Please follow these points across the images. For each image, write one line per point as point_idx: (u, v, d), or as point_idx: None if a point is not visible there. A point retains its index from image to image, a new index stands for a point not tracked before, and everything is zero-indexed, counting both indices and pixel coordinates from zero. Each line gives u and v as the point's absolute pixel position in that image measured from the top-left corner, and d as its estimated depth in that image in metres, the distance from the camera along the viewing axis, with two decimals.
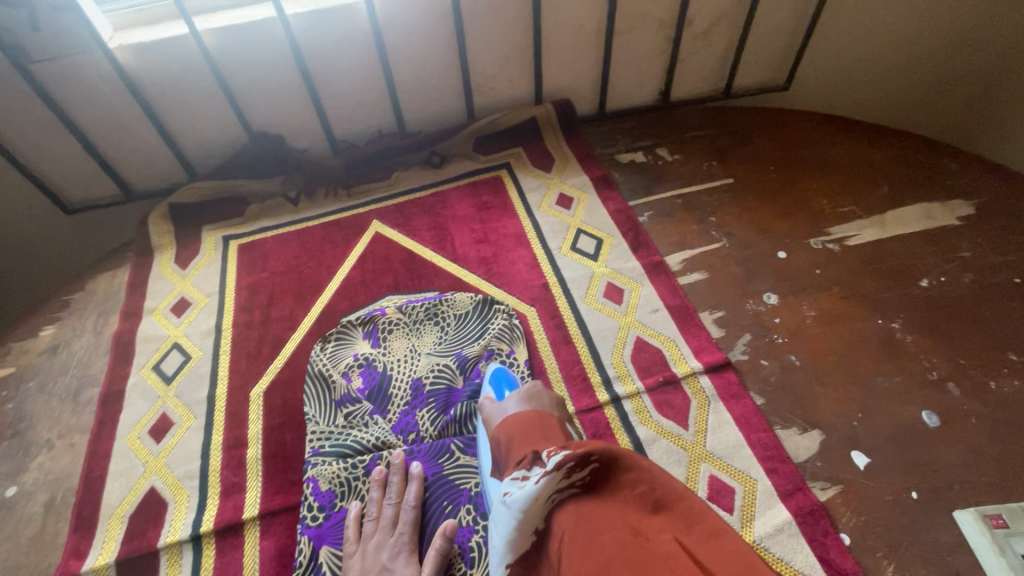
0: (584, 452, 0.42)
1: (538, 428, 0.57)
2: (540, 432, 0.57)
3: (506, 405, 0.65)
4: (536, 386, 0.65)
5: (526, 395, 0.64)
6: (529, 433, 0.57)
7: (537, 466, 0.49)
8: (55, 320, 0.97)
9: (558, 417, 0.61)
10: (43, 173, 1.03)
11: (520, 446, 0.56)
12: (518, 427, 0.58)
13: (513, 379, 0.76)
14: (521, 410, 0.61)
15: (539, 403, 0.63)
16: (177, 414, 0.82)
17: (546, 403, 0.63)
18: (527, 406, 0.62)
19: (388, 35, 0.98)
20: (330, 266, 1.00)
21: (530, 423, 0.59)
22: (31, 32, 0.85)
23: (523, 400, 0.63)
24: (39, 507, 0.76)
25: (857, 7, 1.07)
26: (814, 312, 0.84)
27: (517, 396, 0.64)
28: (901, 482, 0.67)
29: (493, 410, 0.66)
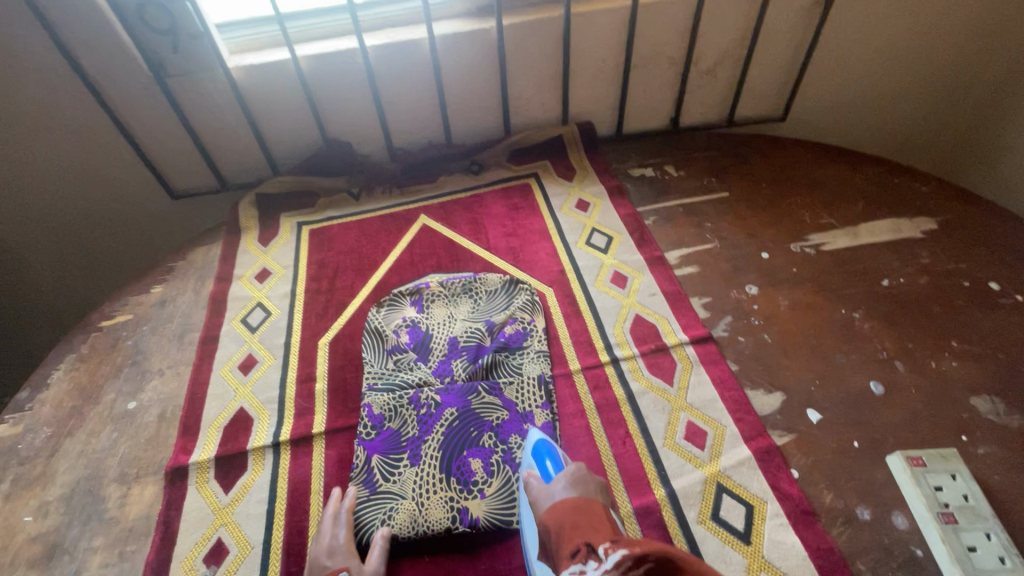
0: (641, 552, 0.53)
1: (586, 515, 0.66)
2: (587, 520, 0.66)
3: (551, 489, 0.71)
4: (579, 470, 0.73)
5: (573, 480, 0.71)
6: (580, 522, 0.65)
7: (592, 560, 0.58)
8: (163, 280, 1.19)
9: (603, 503, 0.70)
10: (161, 165, 1.28)
11: (572, 536, 0.64)
12: (570, 516, 0.66)
13: (556, 452, 0.79)
14: (568, 496, 0.69)
15: (584, 488, 0.70)
16: (261, 355, 1.03)
17: (591, 488, 0.71)
18: (572, 491, 0.70)
19: (444, 63, 1.20)
20: (385, 249, 1.20)
21: (578, 509, 0.67)
22: (172, 52, 1.10)
23: (569, 485, 0.71)
24: (154, 417, 0.96)
25: (842, 52, 1.26)
26: (787, 301, 1.00)
27: (563, 479, 0.72)
28: (847, 434, 0.82)
29: (539, 492, 0.72)
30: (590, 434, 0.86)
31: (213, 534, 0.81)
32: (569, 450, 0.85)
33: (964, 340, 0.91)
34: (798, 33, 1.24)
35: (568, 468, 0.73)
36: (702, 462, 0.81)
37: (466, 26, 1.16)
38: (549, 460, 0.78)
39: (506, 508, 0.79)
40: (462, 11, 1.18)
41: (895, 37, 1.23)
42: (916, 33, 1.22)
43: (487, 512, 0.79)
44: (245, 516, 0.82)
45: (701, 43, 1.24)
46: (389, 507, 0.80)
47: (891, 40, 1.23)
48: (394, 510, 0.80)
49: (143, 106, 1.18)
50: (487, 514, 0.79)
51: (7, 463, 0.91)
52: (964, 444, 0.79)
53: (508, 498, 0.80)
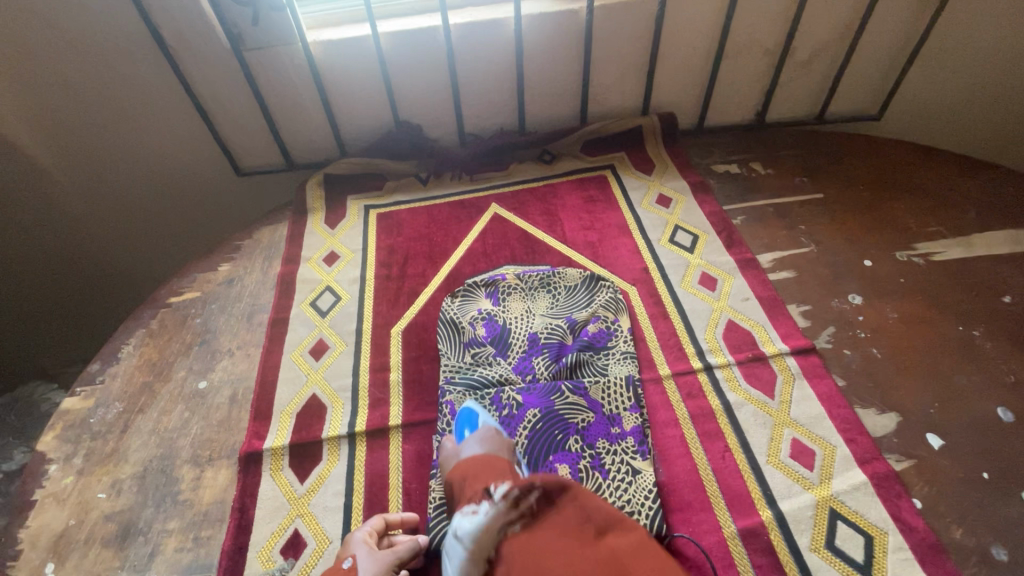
0: (529, 481, 0.54)
1: (488, 466, 0.69)
2: (489, 471, 0.68)
3: (462, 448, 0.75)
4: (490, 431, 0.75)
5: (481, 438, 0.74)
6: (483, 470, 0.68)
7: (484, 501, 0.58)
8: (230, 258, 1.17)
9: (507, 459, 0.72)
10: (230, 141, 1.26)
11: (474, 484, 0.66)
12: (473, 468, 0.69)
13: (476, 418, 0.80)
14: (475, 453, 0.72)
15: (491, 446, 0.73)
16: (332, 340, 1.00)
17: (499, 447, 0.74)
18: (480, 447, 0.73)
19: (526, 46, 1.14)
20: (456, 237, 1.16)
21: (479, 462, 0.70)
22: (251, 25, 1.07)
23: (478, 443, 0.74)
24: (225, 399, 0.94)
25: (956, 46, 1.16)
26: (896, 314, 0.92)
27: (474, 439, 0.74)
28: (974, 463, 0.75)
29: (449, 453, 0.76)
30: (685, 446, 0.81)
31: (289, 525, 0.78)
32: (663, 461, 0.80)
33: None
34: (908, 24, 1.15)
35: (481, 428, 0.76)
36: (812, 483, 0.75)
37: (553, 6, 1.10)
38: (467, 428, 0.79)
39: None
40: None
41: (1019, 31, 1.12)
42: None
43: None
44: (322, 509, 0.80)
45: (800, 33, 1.16)
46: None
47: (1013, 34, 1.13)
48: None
49: (218, 80, 1.15)
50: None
51: (80, 436, 0.90)
52: None
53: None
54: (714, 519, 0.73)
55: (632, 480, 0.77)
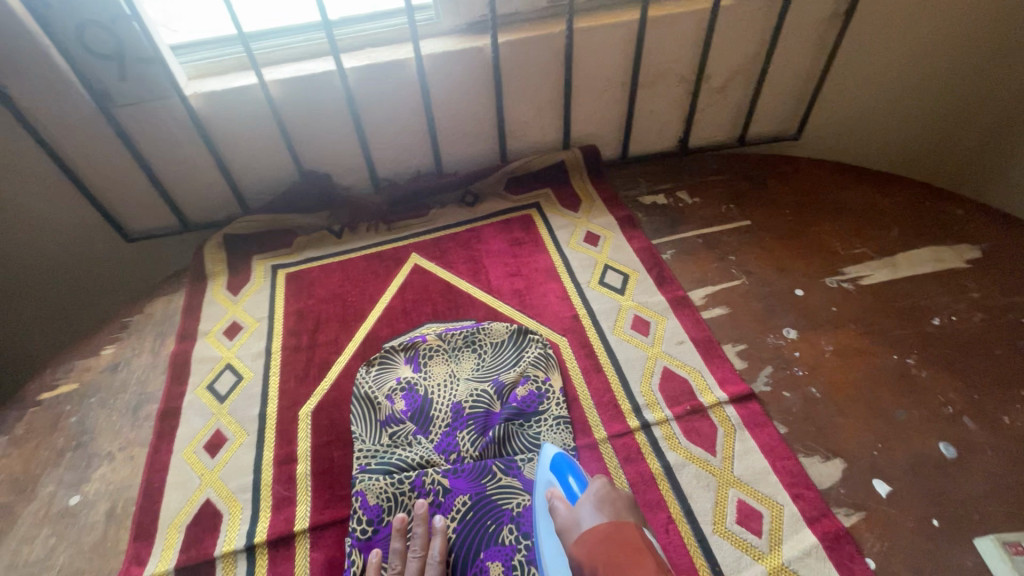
0: None
1: (616, 542, 0.55)
2: (629, 555, 0.54)
3: (578, 510, 0.61)
4: (605, 488, 0.62)
5: (599, 500, 0.61)
6: (611, 548, 0.55)
7: None
8: (116, 339, 1.03)
9: (636, 523, 0.59)
10: (112, 205, 1.13)
11: None
12: (599, 547, 0.55)
13: (577, 467, 0.72)
14: (596, 524, 0.58)
15: (613, 508, 0.60)
16: (231, 431, 0.88)
17: (621, 508, 0.60)
18: (601, 515, 0.59)
19: (433, 86, 1.07)
20: (373, 294, 1.06)
21: (604, 537, 0.56)
22: (118, 80, 0.96)
23: (598, 508, 0.60)
24: (101, 515, 0.80)
25: (862, 64, 1.17)
26: (832, 347, 0.89)
27: (589, 501, 0.61)
28: (923, 510, 0.71)
29: (561, 514, 0.62)
30: None
31: None
32: None
33: None
34: (815, 46, 1.15)
35: (594, 484, 0.63)
36: (762, 552, 0.69)
37: (457, 44, 1.04)
38: (572, 476, 0.70)
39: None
40: (451, 28, 1.06)
41: (917, 45, 1.15)
42: (940, 41, 1.14)
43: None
44: None
45: (713, 59, 1.14)
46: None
47: (914, 49, 1.15)
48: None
49: (89, 143, 1.03)
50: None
51: None
52: None
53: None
54: None
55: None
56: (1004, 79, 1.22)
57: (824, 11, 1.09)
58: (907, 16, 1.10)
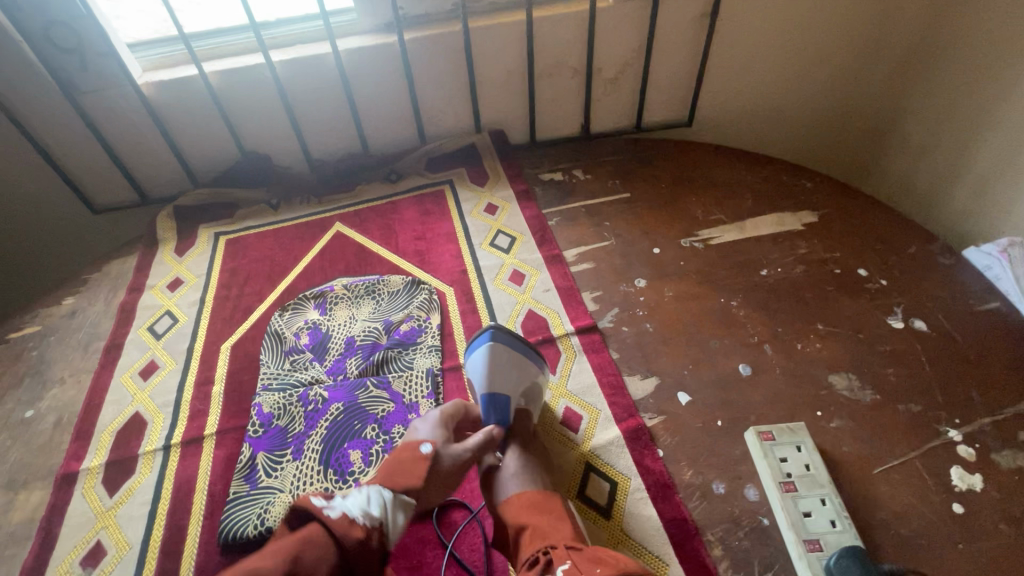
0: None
1: (540, 509, 0.69)
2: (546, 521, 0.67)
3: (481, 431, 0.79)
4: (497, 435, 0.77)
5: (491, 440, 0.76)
6: (534, 516, 0.68)
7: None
8: (76, 292, 1.21)
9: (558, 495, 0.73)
10: (79, 180, 1.31)
11: (532, 541, 0.64)
12: (525, 512, 0.69)
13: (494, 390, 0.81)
14: (524, 489, 0.72)
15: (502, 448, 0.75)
16: (163, 360, 1.05)
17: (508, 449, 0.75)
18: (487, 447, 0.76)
19: (352, 76, 1.25)
20: (297, 255, 1.23)
21: (531, 503, 0.70)
22: (81, 70, 1.14)
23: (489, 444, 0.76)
24: (49, 424, 0.97)
25: (735, 59, 1.33)
26: (672, 293, 1.04)
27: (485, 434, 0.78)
28: (712, 413, 0.86)
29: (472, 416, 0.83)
30: None
31: (93, 537, 0.82)
32: None
33: (829, 322, 0.96)
34: (691, 43, 1.31)
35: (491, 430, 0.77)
36: (576, 443, 0.85)
37: (372, 41, 1.21)
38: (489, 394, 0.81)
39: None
40: (368, 28, 1.23)
41: (782, 41, 1.30)
42: (803, 37, 1.29)
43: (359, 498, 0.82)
44: (126, 518, 0.84)
45: (600, 54, 1.30)
46: (331, 487, 0.83)
47: (780, 46, 1.30)
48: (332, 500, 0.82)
49: (58, 126, 1.21)
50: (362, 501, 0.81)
51: None
52: (817, 419, 0.84)
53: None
54: None
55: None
56: (868, 68, 1.36)
57: (693, 12, 1.25)
58: (767, 17, 1.25)
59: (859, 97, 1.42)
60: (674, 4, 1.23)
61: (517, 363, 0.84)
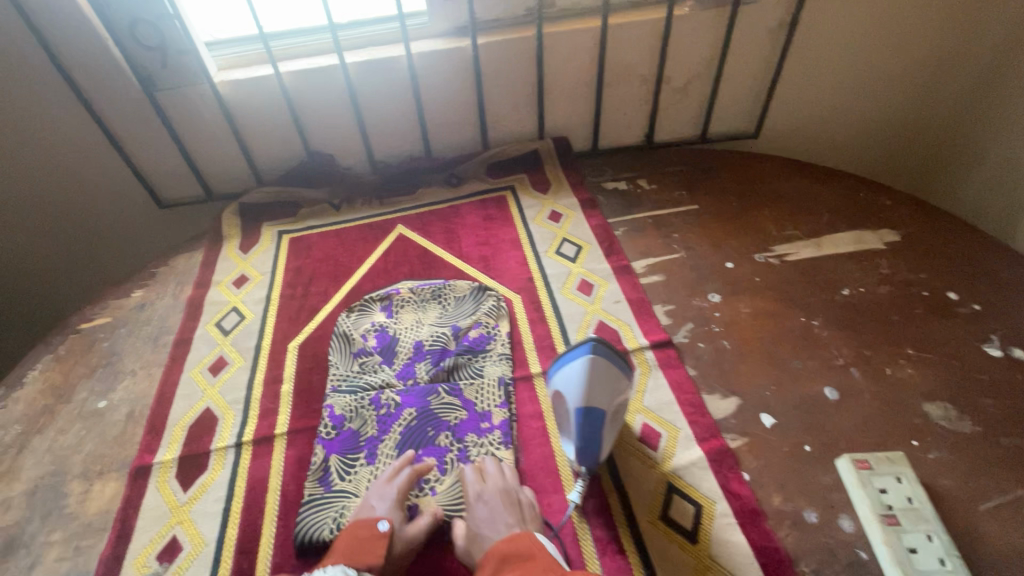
0: None
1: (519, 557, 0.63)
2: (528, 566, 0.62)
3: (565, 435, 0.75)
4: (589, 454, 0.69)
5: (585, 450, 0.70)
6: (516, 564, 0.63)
7: None
8: (144, 285, 1.22)
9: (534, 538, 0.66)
10: (149, 176, 1.33)
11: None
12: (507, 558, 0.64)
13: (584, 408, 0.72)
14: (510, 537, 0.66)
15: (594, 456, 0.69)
16: (231, 357, 1.05)
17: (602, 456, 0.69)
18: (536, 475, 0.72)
19: (422, 79, 1.25)
20: (360, 256, 1.23)
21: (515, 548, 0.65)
22: (161, 68, 1.16)
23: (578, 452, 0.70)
24: (122, 416, 0.98)
25: (808, 71, 1.30)
26: (749, 309, 1.01)
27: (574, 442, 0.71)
28: (799, 438, 0.82)
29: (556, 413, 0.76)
30: (546, 436, 0.87)
31: (168, 532, 0.82)
32: (523, 450, 0.86)
33: (920, 347, 0.92)
34: (765, 54, 1.28)
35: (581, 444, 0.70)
36: (656, 462, 0.82)
37: (444, 45, 1.21)
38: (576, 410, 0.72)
39: (453, 506, 0.81)
40: (440, 31, 1.23)
41: (861, 54, 1.26)
42: (882, 49, 1.25)
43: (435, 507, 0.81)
44: (200, 515, 0.83)
45: (671, 63, 1.28)
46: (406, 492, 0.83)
47: (857, 59, 1.27)
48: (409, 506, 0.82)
49: (135, 121, 1.23)
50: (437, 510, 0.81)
51: None
52: (914, 449, 0.80)
53: (455, 496, 0.82)
54: (563, 500, 0.80)
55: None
56: (947, 86, 1.32)
57: (770, 21, 1.22)
58: (847, 27, 1.22)
59: (935, 115, 1.38)
60: (751, 13, 1.21)
61: (616, 378, 0.68)
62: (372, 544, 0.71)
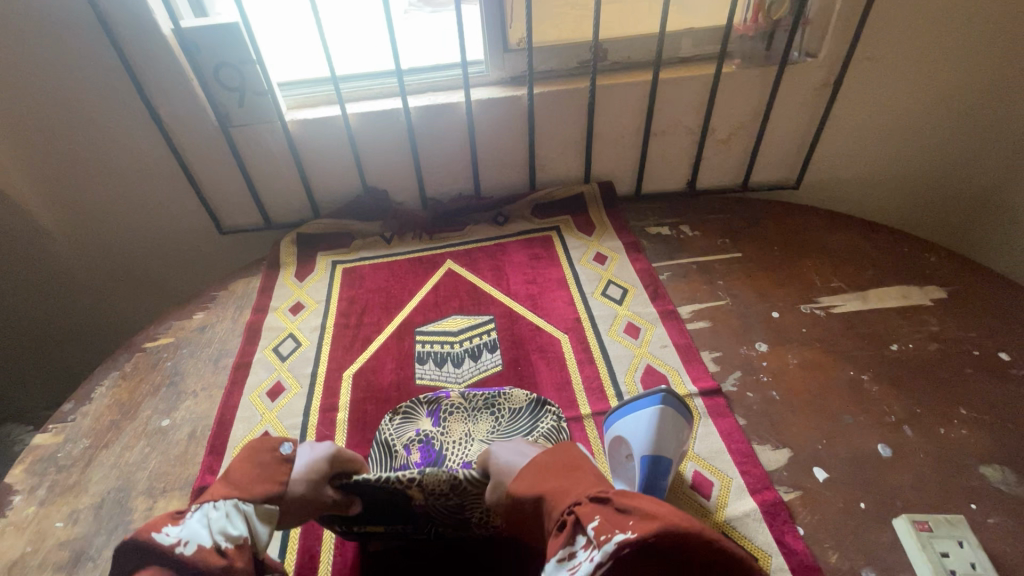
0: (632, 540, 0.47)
1: (557, 470, 0.67)
2: (563, 473, 0.66)
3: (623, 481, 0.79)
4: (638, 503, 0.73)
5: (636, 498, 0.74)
6: (554, 477, 0.66)
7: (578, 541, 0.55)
8: (205, 307, 1.28)
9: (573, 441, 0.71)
10: (215, 204, 1.41)
11: (553, 489, 0.64)
12: (546, 475, 0.67)
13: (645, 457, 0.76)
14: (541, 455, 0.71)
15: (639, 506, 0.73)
16: (288, 383, 1.09)
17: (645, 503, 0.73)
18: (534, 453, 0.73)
19: (478, 124, 1.31)
20: (411, 289, 1.27)
21: (549, 465, 0.68)
22: (238, 107, 1.24)
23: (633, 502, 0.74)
24: (184, 435, 1.02)
25: (851, 128, 1.33)
26: (796, 360, 1.03)
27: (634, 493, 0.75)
28: (853, 494, 0.83)
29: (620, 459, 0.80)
30: None
31: None
32: None
33: (974, 408, 0.92)
34: (809, 110, 1.32)
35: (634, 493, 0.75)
36: (709, 511, 0.83)
37: (500, 93, 1.28)
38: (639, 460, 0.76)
39: (459, 518, 0.79)
40: (496, 79, 1.30)
41: (904, 113, 1.30)
42: (925, 110, 1.29)
43: (435, 515, 0.78)
44: None
45: (716, 116, 1.33)
46: (403, 485, 0.72)
47: (902, 116, 1.30)
48: (399, 504, 0.76)
49: (208, 154, 1.31)
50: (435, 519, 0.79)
51: (46, 470, 0.98)
52: (974, 513, 0.79)
53: (455, 501, 0.74)
54: None
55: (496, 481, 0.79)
56: (991, 147, 1.33)
57: (816, 79, 1.26)
58: (891, 88, 1.26)
59: (979, 174, 1.38)
60: (798, 72, 1.25)
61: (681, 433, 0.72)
62: (275, 471, 0.72)
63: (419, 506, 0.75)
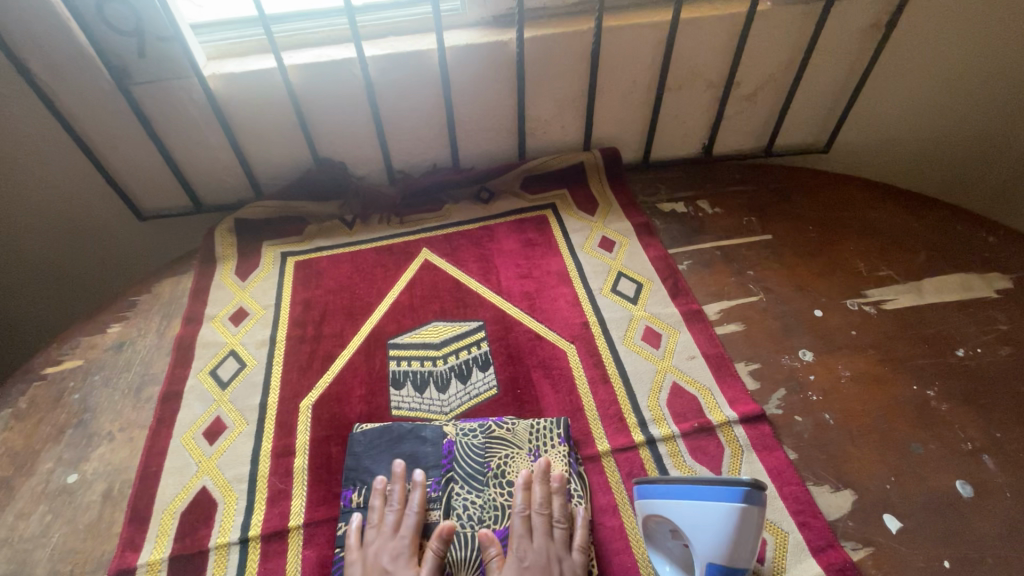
0: None
1: None
2: None
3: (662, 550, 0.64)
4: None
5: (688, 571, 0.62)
6: None
7: None
8: (123, 317, 1.03)
9: None
10: (128, 185, 1.13)
11: None
12: None
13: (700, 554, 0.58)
14: None
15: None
16: (230, 418, 0.88)
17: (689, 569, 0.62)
18: None
19: (454, 79, 1.05)
20: (381, 288, 1.05)
21: None
22: (138, 58, 0.94)
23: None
24: (98, 496, 0.80)
25: (899, 81, 1.12)
26: (849, 373, 0.86)
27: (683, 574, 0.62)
28: (934, 550, 0.69)
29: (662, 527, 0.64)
30: (625, 539, 0.72)
31: None
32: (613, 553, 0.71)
33: None
34: (852, 58, 1.10)
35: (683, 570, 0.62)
36: None
37: (481, 37, 1.02)
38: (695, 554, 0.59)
39: (478, 470, 0.78)
40: (476, 20, 1.03)
41: (960, 62, 1.09)
42: (985, 59, 1.09)
43: (458, 460, 0.79)
44: None
45: (744, 66, 1.10)
46: (443, 423, 0.83)
47: (959, 65, 1.09)
48: (429, 444, 0.81)
49: (107, 121, 1.02)
50: (454, 471, 0.78)
51: None
52: None
53: (482, 440, 0.80)
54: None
55: (512, 435, 0.81)
56: None
57: (864, 21, 1.03)
58: (951, 32, 1.04)
59: None
60: (845, 12, 1.02)
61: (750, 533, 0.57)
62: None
63: (447, 441, 0.81)
